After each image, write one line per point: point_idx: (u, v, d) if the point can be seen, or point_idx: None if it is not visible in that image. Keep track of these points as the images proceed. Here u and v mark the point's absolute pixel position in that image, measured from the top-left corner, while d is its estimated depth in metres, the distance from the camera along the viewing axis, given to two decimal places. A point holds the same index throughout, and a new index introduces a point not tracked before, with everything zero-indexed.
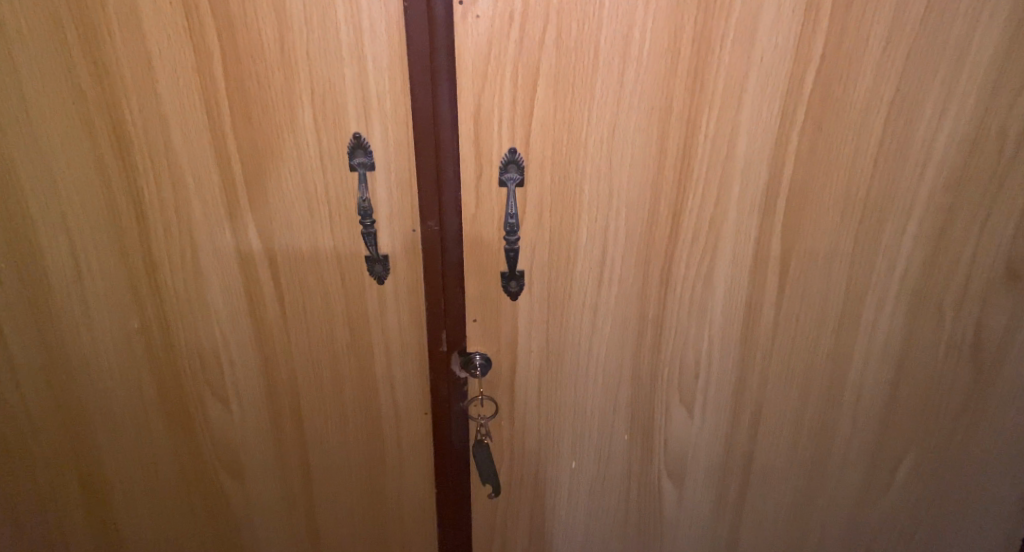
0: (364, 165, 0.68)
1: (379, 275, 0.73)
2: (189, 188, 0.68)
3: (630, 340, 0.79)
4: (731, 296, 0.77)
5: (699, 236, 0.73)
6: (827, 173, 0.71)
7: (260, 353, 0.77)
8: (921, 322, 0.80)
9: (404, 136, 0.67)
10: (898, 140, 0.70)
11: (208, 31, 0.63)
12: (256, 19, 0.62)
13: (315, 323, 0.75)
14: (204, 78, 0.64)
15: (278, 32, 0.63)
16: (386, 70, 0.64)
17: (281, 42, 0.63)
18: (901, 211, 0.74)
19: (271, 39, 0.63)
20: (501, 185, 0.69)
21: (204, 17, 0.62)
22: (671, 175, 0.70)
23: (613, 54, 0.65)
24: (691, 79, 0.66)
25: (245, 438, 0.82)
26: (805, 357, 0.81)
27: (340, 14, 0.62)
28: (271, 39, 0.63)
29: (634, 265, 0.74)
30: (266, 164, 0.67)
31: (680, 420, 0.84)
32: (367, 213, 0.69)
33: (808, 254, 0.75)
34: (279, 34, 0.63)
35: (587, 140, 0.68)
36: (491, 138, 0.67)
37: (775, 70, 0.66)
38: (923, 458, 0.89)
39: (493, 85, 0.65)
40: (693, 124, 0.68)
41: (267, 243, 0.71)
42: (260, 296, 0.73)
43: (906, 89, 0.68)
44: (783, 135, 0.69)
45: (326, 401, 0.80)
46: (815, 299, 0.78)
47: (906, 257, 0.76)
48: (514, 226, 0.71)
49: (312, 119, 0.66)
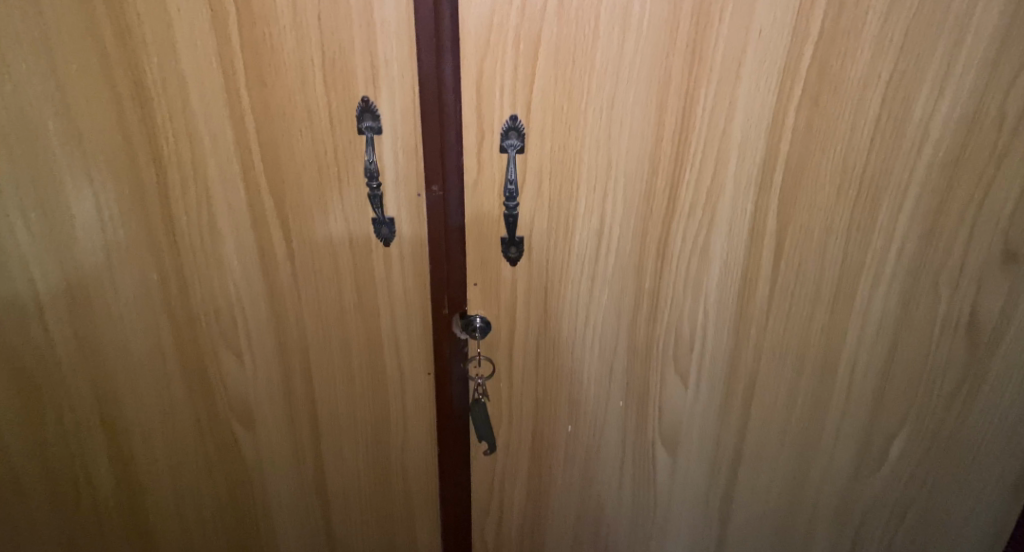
0: (372, 128, 0.70)
1: (386, 237, 0.76)
2: (205, 148, 0.72)
3: (626, 308, 0.81)
4: (727, 268, 0.79)
5: (696, 209, 0.75)
6: (823, 148, 0.72)
7: (271, 308, 0.81)
8: (916, 300, 0.81)
9: (410, 101, 0.69)
10: (895, 118, 0.71)
11: None
12: None
13: (324, 283, 0.79)
14: (221, 40, 0.67)
15: None
16: (393, 36, 0.67)
17: (293, 7, 0.65)
18: (897, 188, 0.74)
19: (283, 5, 0.65)
20: (502, 152, 0.72)
21: None
22: (669, 146, 0.72)
23: (613, 25, 0.66)
24: (690, 52, 0.68)
25: (257, 390, 0.86)
26: (798, 331, 0.84)
27: None
28: (284, 5, 0.65)
29: (632, 236, 0.77)
30: (279, 126, 0.71)
31: (674, 390, 0.87)
32: (373, 175, 0.72)
33: (803, 231, 0.77)
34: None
35: (587, 110, 0.70)
36: (493, 106, 0.70)
37: (772, 45, 0.67)
38: (917, 436, 0.90)
39: (496, 53, 0.67)
40: (691, 98, 0.70)
41: (279, 203, 0.74)
42: (272, 253, 0.77)
43: (904, 65, 0.68)
44: (779, 111, 0.70)
45: (334, 357, 0.84)
46: (811, 274, 0.79)
47: (902, 236, 0.77)
48: (513, 193, 0.73)
49: (322, 83, 0.69)
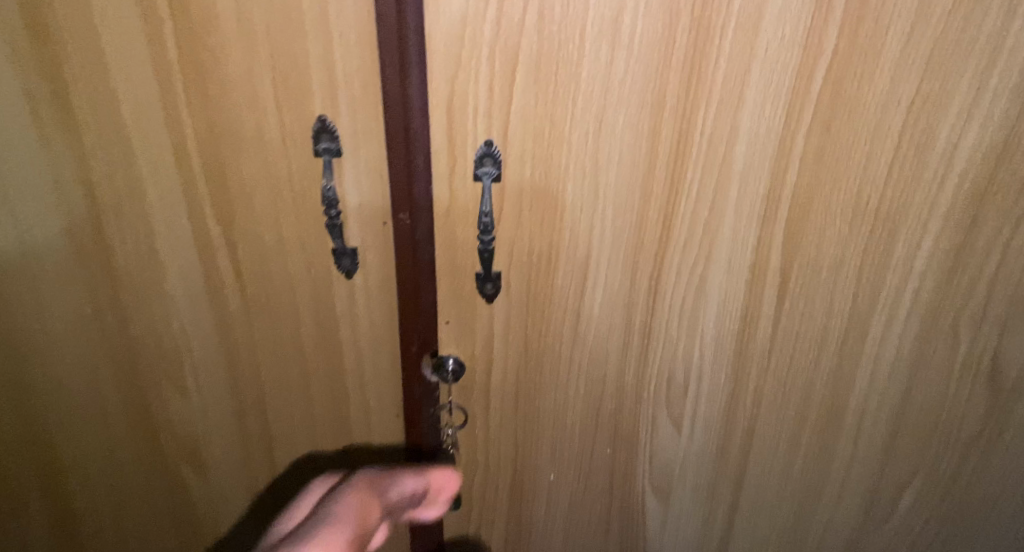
0: (330, 150, 0.63)
1: (347, 269, 0.68)
2: (142, 169, 0.64)
3: (615, 347, 0.74)
4: (725, 306, 0.72)
5: (691, 242, 0.68)
6: (835, 179, 0.65)
7: (221, 343, 0.73)
8: (933, 343, 0.74)
9: (373, 121, 0.62)
10: (917, 148, 0.63)
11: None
12: None
13: (280, 317, 0.71)
14: (156, 51, 0.59)
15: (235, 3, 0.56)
16: (354, 47, 0.58)
17: (237, 16, 0.57)
18: (916, 223, 0.67)
19: (226, 12, 0.57)
20: (476, 180, 0.64)
21: None
22: (663, 175, 0.65)
23: (601, 40, 0.58)
24: (686, 72, 0.60)
25: (206, 429, 0.78)
26: (803, 373, 0.76)
27: None
28: (227, 12, 0.57)
29: (621, 270, 0.70)
30: (224, 147, 0.63)
31: (666, 435, 0.80)
32: (332, 202, 0.64)
33: (811, 267, 0.69)
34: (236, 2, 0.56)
35: (570, 136, 0.62)
36: (465, 129, 0.62)
37: (780, 65, 0.59)
38: (930, 487, 0.83)
39: (468, 71, 0.59)
40: (688, 121, 0.62)
41: (227, 230, 0.67)
42: (220, 284, 0.70)
43: (928, 90, 0.60)
44: (786, 137, 0.63)
45: (292, 398, 0.76)
46: (817, 313, 0.72)
47: (920, 274, 0.70)
48: (489, 225, 0.66)
49: (274, 100, 0.60)
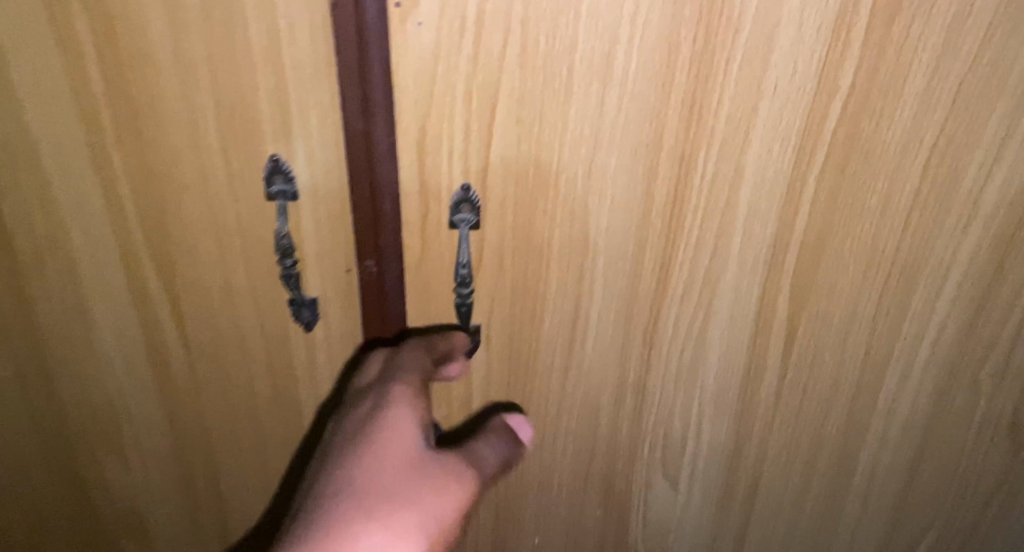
0: (285, 193, 0.55)
1: (307, 321, 0.60)
2: (68, 215, 0.57)
3: (607, 403, 0.68)
4: (727, 358, 0.65)
5: (691, 291, 0.62)
6: (849, 225, 0.59)
7: (163, 404, 0.65)
8: (951, 397, 0.68)
9: (334, 161, 0.54)
10: (940, 191, 0.57)
11: (75, 23, 0.49)
12: (138, 16, 0.48)
13: (231, 375, 0.64)
14: (78, 84, 0.51)
15: (169, 31, 0.48)
16: (310, 80, 0.50)
17: (171, 45, 0.49)
18: (936, 271, 0.61)
19: (158, 41, 0.49)
20: (452, 227, 0.57)
21: (69, 8, 0.48)
22: (659, 221, 0.58)
23: (591, 76, 0.51)
24: (686, 110, 0.53)
25: (148, 492, 0.71)
26: (810, 429, 0.70)
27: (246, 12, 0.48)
28: (159, 41, 0.49)
29: (614, 323, 0.63)
30: (161, 191, 0.55)
31: (661, 493, 0.74)
32: (287, 251, 0.57)
33: (820, 318, 0.63)
34: (171, 28, 0.48)
35: (557, 179, 0.55)
36: (440, 173, 0.54)
37: (790, 103, 0.53)
38: (943, 542, 0.77)
39: (442, 108, 0.52)
40: (688, 163, 0.55)
41: (169, 283, 0.59)
42: (161, 340, 0.62)
43: (954, 129, 0.54)
44: (796, 180, 0.56)
45: (246, 461, 0.69)
46: (827, 366, 0.66)
47: (939, 325, 0.64)
48: (467, 277, 0.59)
49: (218, 139, 0.53)
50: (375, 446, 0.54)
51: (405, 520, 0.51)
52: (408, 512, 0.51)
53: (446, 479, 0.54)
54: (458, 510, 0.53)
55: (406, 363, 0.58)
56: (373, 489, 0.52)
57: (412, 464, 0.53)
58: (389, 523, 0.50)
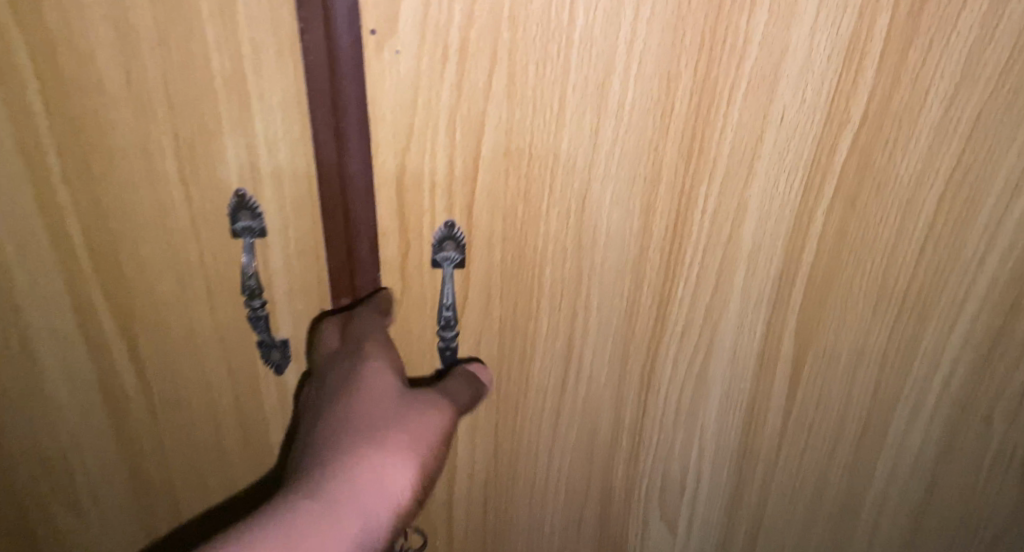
0: (251, 229, 0.50)
1: (277, 364, 0.55)
2: (13, 255, 0.52)
3: (601, 445, 0.64)
4: (728, 398, 0.62)
5: (690, 330, 0.58)
6: (858, 261, 0.55)
7: (120, 453, 0.61)
8: (962, 435, 0.64)
9: (306, 197, 0.49)
10: (955, 226, 0.54)
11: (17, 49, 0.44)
12: (86, 42, 0.44)
13: (195, 423, 0.59)
14: (22, 114, 0.47)
15: (120, 58, 0.44)
16: (278, 111, 0.46)
17: (124, 74, 0.45)
18: (949, 307, 0.58)
19: (109, 69, 0.45)
20: (435, 266, 0.53)
21: (11, 33, 0.44)
22: (657, 257, 0.54)
23: (584, 105, 0.47)
24: (686, 141, 0.49)
25: (107, 542, 0.67)
26: (816, 470, 0.66)
27: (206, 39, 0.43)
28: (110, 69, 0.45)
29: (608, 362, 0.59)
30: (114, 229, 0.50)
31: (658, 537, 0.70)
32: (254, 290, 0.52)
33: (826, 356, 0.60)
34: (122, 57, 0.44)
35: (548, 214, 0.51)
36: (421, 209, 0.50)
37: (797, 134, 0.49)
38: None
39: (423, 141, 0.48)
40: (689, 197, 0.51)
41: (126, 326, 0.54)
42: (117, 387, 0.57)
43: (971, 160, 0.51)
44: (804, 215, 0.53)
45: (213, 511, 0.64)
46: (834, 405, 0.62)
47: (951, 362, 0.60)
48: (451, 320, 0.55)
49: (177, 174, 0.48)
50: (357, 377, 0.50)
51: (402, 443, 0.48)
52: (404, 434, 0.49)
53: (429, 400, 0.51)
54: (447, 425, 0.51)
55: (369, 330, 0.52)
56: (363, 419, 0.49)
57: (415, 432, 0.49)
58: (388, 448, 0.48)
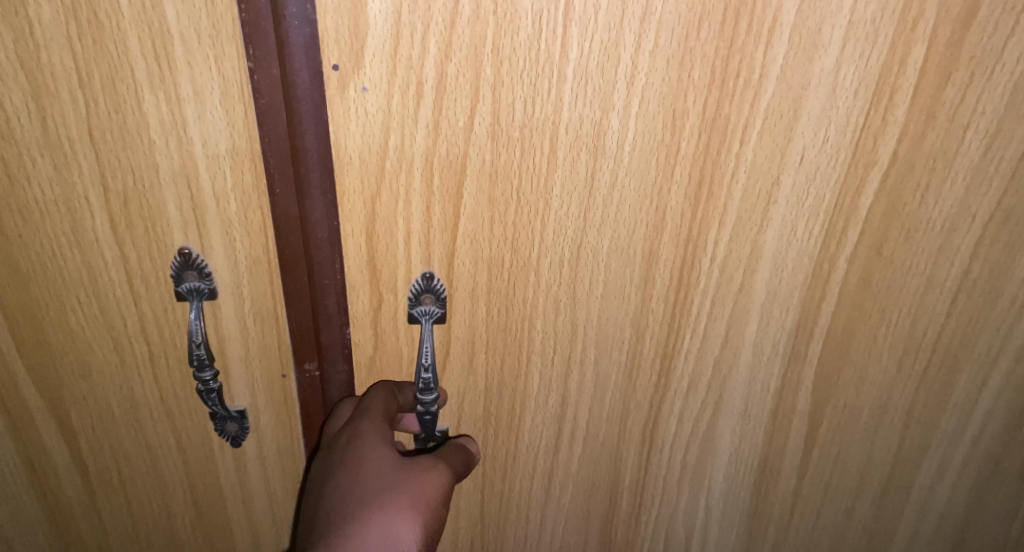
0: (200, 292, 0.44)
1: (233, 436, 0.50)
2: None
3: (598, 506, 0.58)
4: (737, 458, 0.56)
5: (697, 386, 0.52)
6: (883, 311, 0.49)
7: (54, 530, 0.54)
8: (993, 492, 0.59)
9: (262, 255, 0.44)
10: (991, 273, 0.48)
11: None
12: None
13: (140, 495, 0.53)
14: None
15: (37, 102, 0.38)
16: (225, 159, 0.40)
17: (41, 119, 0.39)
18: (982, 358, 0.52)
19: (23, 114, 0.39)
20: (412, 321, 0.47)
21: None
22: (661, 309, 0.48)
23: (579, 145, 0.42)
24: (694, 184, 0.44)
25: None
26: (833, 531, 0.60)
27: (139, 80, 0.38)
28: (24, 114, 0.39)
29: (606, 421, 0.54)
30: (36, 291, 0.44)
31: None
32: (204, 361, 0.46)
33: (845, 413, 0.54)
34: (39, 102, 0.38)
35: (538, 265, 0.46)
36: (394, 261, 0.45)
37: (817, 176, 0.44)
38: None
39: (395, 189, 0.42)
40: (696, 244, 0.46)
41: (56, 395, 0.48)
42: (48, 461, 0.51)
43: (1011, 203, 0.46)
44: (824, 263, 0.47)
45: None
46: (853, 464, 0.57)
47: (982, 417, 0.55)
48: (431, 381, 0.49)
49: (109, 231, 0.42)
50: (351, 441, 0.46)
51: (406, 500, 0.45)
52: (406, 491, 0.45)
53: (426, 458, 0.48)
54: (447, 483, 0.47)
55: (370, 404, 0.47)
56: (354, 483, 0.45)
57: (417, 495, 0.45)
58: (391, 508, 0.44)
